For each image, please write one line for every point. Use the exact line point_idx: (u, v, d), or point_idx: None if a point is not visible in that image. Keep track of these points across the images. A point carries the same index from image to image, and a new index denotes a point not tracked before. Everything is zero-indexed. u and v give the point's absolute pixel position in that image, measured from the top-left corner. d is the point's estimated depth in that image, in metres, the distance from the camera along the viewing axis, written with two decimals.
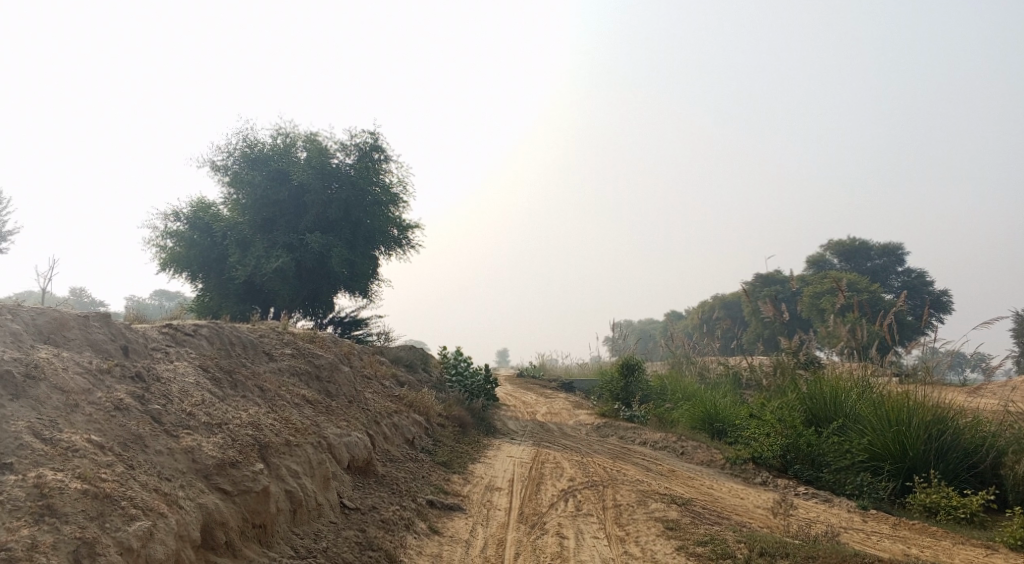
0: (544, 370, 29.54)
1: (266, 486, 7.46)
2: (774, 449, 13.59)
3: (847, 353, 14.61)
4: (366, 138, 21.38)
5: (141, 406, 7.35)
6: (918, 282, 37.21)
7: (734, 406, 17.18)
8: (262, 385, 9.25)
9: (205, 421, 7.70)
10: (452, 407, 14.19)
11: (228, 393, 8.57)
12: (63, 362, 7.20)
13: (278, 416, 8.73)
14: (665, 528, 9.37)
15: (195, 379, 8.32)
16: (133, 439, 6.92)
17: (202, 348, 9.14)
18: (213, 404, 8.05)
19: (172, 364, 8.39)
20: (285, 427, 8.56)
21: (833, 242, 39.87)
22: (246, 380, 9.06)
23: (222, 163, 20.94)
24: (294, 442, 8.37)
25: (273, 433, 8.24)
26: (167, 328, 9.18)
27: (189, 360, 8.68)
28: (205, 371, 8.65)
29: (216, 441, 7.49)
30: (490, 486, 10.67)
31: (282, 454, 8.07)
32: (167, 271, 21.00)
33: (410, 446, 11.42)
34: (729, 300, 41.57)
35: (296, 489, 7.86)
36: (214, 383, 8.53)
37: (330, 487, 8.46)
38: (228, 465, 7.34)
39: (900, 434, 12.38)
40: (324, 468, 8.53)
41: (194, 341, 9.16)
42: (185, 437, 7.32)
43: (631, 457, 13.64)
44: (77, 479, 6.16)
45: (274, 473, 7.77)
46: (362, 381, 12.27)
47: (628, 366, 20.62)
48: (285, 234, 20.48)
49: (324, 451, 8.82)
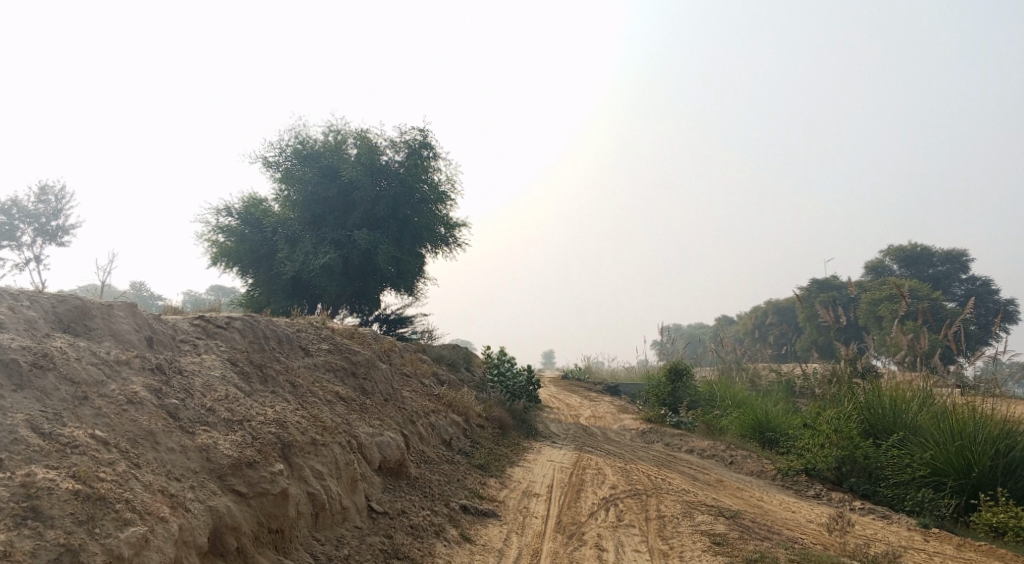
0: (591, 373, 29.10)
1: (285, 488, 7.28)
2: (829, 461, 13.01)
3: (908, 363, 13.92)
4: (415, 135, 21.25)
5: (157, 400, 7.23)
6: (984, 290, 35.79)
7: (786, 414, 16.56)
8: (293, 380, 9.13)
9: (225, 417, 7.56)
10: (492, 407, 13.93)
11: (256, 388, 8.44)
12: (77, 352, 7.12)
13: (307, 414, 8.56)
14: (711, 543, 8.93)
15: (221, 373, 8.21)
16: (143, 435, 6.79)
17: (233, 341, 9.03)
18: (237, 400, 7.92)
19: (199, 358, 8.30)
20: (314, 426, 8.39)
21: (893, 247, 38.54)
22: (276, 376, 8.95)
23: (274, 159, 21.05)
24: (320, 441, 8.18)
25: (298, 431, 8.06)
26: (199, 319, 9.12)
27: (218, 353, 8.58)
28: (233, 365, 8.54)
29: (233, 439, 7.33)
30: (527, 492, 10.37)
31: (305, 454, 7.89)
32: (217, 265, 21.19)
33: (447, 447, 11.19)
34: (783, 305, 40.57)
35: (319, 491, 7.68)
36: (242, 378, 8.41)
37: (357, 490, 8.26)
38: (244, 465, 7.17)
39: (964, 448, 11.68)
40: (351, 469, 8.34)
41: (226, 334, 9.07)
42: (201, 434, 7.18)
43: (677, 465, 13.20)
44: (69, 479, 6.00)
45: (296, 474, 7.60)
46: (401, 379, 12.10)
47: (677, 371, 20.12)
48: (333, 231, 20.52)
49: (352, 452, 8.63)
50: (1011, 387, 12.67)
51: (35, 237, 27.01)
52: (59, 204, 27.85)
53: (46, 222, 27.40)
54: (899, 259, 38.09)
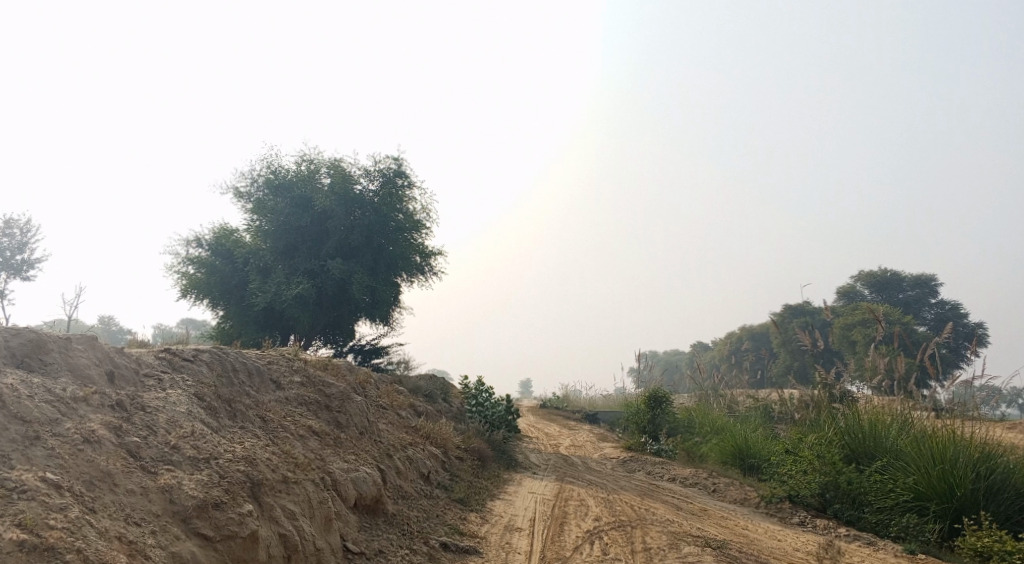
0: (568, 401, 28.85)
1: (254, 530, 6.95)
2: (812, 487, 12.87)
3: (885, 387, 13.92)
4: (389, 163, 21.12)
5: (116, 438, 6.91)
6: (952, 314, 36.18)
7: (766, 440, 16.45)
8: (264, 415, 8.84)
9: (190, 455, 7.25)
10: (471, 438, 13.64)
11: (224, 424, 8.14)
12: (30, 390, 6.80)
13: (278, 450, 8.26)
14: None
15: (187, 408, 7.90)
16: (100, 477, 6.47)
17: (201, 375, 8.73)
18: (205, 437, 7.60)
19: (164, 393, 7.98)
20: (285, 463, 8.09)
21: (864, 273, 38.98)
22: (246, 411, 8.66)
23: (246, 190, 20.77)
24: (292, 479, 7.88)
25: (269, 469, 7.76)
26: (165, 352, 8.81)
27: (184, 388, 8.27)
28: (200, 400, 8.23)
29: (199, 479, 7.02)
30: (509, 526, 10.09)
31: (276, 493, 7.58)
32: (188, 297, 20.76)
33: (425, 481, 10.90)
34: (758, 331, 40.73)
35: (291, 532, 7.36)
36: (209, 414, 8.10)
37: (332, 530, 7.95)
38: (211, 506, 6.86)
39: (946, 471, 11.60)
40: (325, 508, 8.03)
41: (193, 367, 8.76)
42: (164, 474, 6.87)
43: (660, 494, 13.00)
44: (15, 528, 5.65)
45: (266, 515, 7.28)
46: (376, 411, 11.81)
47: (656, 399, 19.94)
48: (306, 261, 20.23)
49: (326, 489, 8.33)
50: (989, 410, 12.65)
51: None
52: (25, 237, 27.28)
53: (12, 256, 26.81)
54: (871, 284, 38.48)
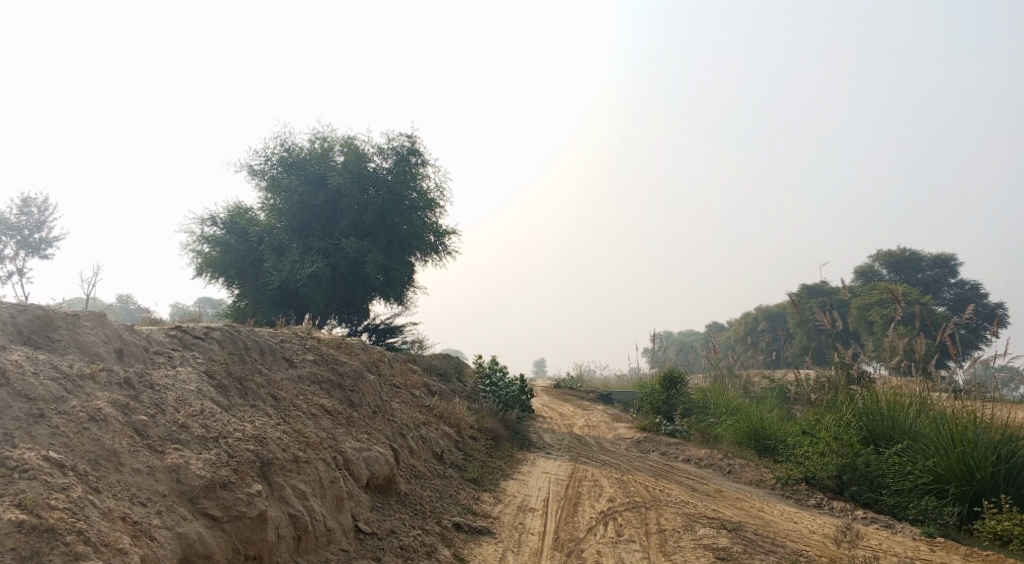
0: (583, 381, 28.77)
1: (263, 511, 6.93)
2: (829, 469, 12.75)
3: (904, 368, 13.76)
4: (403, 141, 20.98)
5: (123, 417, 6.89)
6: (972, 294, 35.82)
7: (781, 421, 16.32)
8: (275, 394, 8.82)
9: (199, 434, 7.22)
10: (484, 418, 13.60)
11: (234, 402, 8.12)
12: (36, 367, 6.79)
13: (289, 429, 8.24)
14: (716, 558, 8.64)
15: (197, 387, 7.88)
16: (106, 456, 6.46)
17: (211, 352, 8.71)
18: (214, 416, 7.58)
19: (174, 370, 7.97)
20: (296, 442, 8.06)
21: (882, 252, 38.55)
22: (257, 389, 8.64)
23: (260, 168, 20.72)
24: (302, 459, 7.85)
25: (279, 449, 7.74)
26: (176, 329, 8.79)
27: (194, 366, 8.24)
28: (210, 378, 8.21)
29: (207, 459, 6.99)
30: (523, 506, 10.06)
31: (286, 473, 7.55)
32: (202, 275, 20.78)
33: (438, 461, 10.87)
34: (773, 312, 40.48)
35: (301, 513, 7.34)
36: (219, 392, 8.09)
37: (343, 510, 7.93)
38: (218, 486, 6.83)
39: (966, 454, 11.44)
40: (336, 488, 8.01)
41: (203, 345, 8.74)
42: (171, 453, 6.85)
43: (674, 475, 12.92)
44: (16, 508, 5.64)
45: (276, 495, 7.26)
46: (390, 390, 11.78)
47: (671, 379, 19.82)
48: (320, 239, 20.20)
49: (338, 469, 8.30)
50: (1008, 391, 12.46)
51: (18, 250, 26.56)
52: (42, 215, 27.42)
53: (30, 234, 26.96)
54: (889, 264, 38.06)
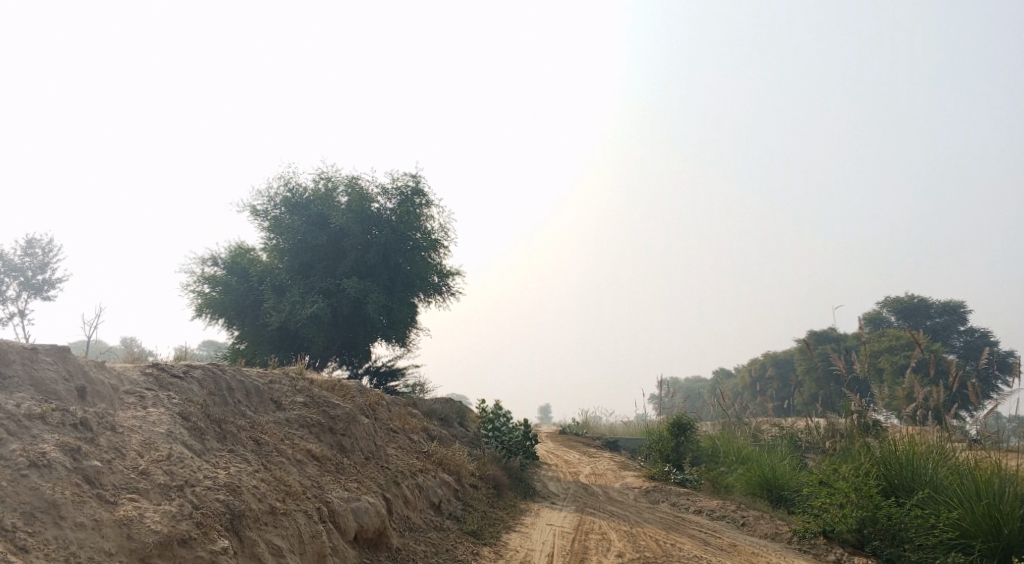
0: (589, 427, 28.13)
1: None
2: (849, 522, 12.13)
3: (918, 416, 13.14)
4: (407, 182, 20.75)
5: (72, 462, 6.42)
6: (982, 342, 35.10)
7: (794, 471, 15.72)
8: (257, 438, 8.39)
9: (161, 482, 6.76)
10: (486, 465, 13.06)
11: (210, 447, 7.68)
12: None
13: (269, 477, 7.77)
14: None
15: (167, 429, 7.47)
16: (44, 509, 5.94)
17: (189, 393, 8.33)
18: (182, 461, 7.13)
19: (144, 412, 7.57)
20: (275, 491, 7.59)
21: (891, 299, 38.12)
22: (238, 433, 8.21)
23: (263, 208, 20.48)
24: (280, 510, 7.37)
25: (255, 499, 7.26)
26: (153, 368, 8.42)
27: (168, 407, 7.84)
28: (184, 420, 7.79)
29: (166, 511, 6.49)
30: (525, 562, 9.48)
31: (260, 526, 7.05)
32: (202, 316, 20.38)
33: (435, 511, 10.34)
34: (781, 358, 39.99)
35: None
36: (193, 435, 7.65)
37: None
38: (176, 543, 6.30)
39: (992, 507, 10.87)
40: (318, 543, 7.48)
41: (181, 384, 8.36)
42: (125, 505, 6.36)
43: (687, 528, 12.32)
44: None
45: (246, 552, 6.74)
46: (386, 435, 11.29)
47: (680, 426, 19.19)
48: (321, 280, 19.86)
49: (322, 521, 7.81)
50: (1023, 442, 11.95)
51: (20, 291, 26.26)
52: (46, 257, 27.16)
53: (32, 275, 26.68)
54: (898, 311, 37.63)
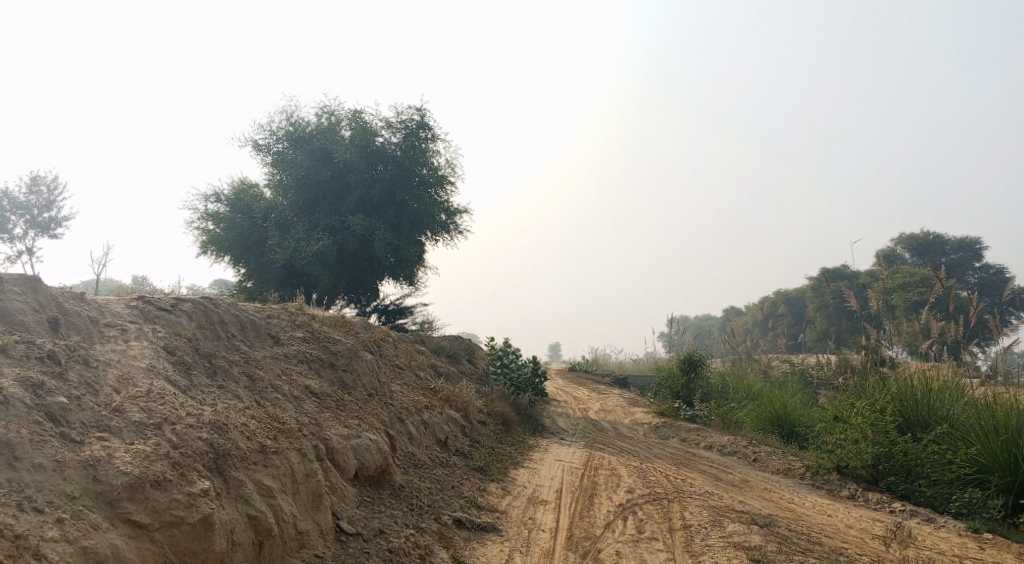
0: (598, 365, 28.06)
1: (207, 514, 6.18)
2: (864, 458, 11.90)
3: (932, 353, 12.92)
4: (412, 115, 20.19)
5: (35, 399, 6.19)
6: (997, 278, 34.57)
7: (806, 407, 15.54)
8: (252, 373, 8.19)
9: (136, 420, 6.54)
10: (494, 402, 12.90)
11: (197, 382, 7.48)
12: None
13: (262, 414, 7.59)
14: (750, 560, 7.85)
15: (148, 363, 7.25)
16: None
17: (177, 327, 8.12)
18: (163, 397, 6.91)
19: (126, 346, 7.35)
20: (268, 429, 7.41)
21: (905, 236, 37.52)
22: (230, 367, 8.02)
23: (265, 143, 20.03)
24: (271, 449, 7.18)
25: (244, 438, 7.08)
26: (138, 301, 8.21)
27: (152, 340, 7.63)
28: (169, 354, 7.59)
29: (138, 451, 6.26)
30: (534, 499, 9.34)
31: (248, 466, 6.87)
32: (207, 253, 20.12)
33: (442, 448, 10.19)
34: (792, 296, 39.66)
35: (264, 514, 6.62)
36: (179, 370, 7.45)
37: (321, 507, 7.24)
38: (148, 485, 6.08)
39: (1010, 442, 10.62)
40: (312, 482, 7.30)
41: (169, 318, 8.16)
42: (92, 445, 6.14)
43: (697, 463, 12.18)
44: None
45: (232, 494, 6.56)
46: (391, 372, 11.10)
47: (691, 363, 18.87)
48: (327, 217, 19.52)
49: (318, 460, 7.64)
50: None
51: (27, 230, 26.05)
52: (52, 195, 26.88)
53: (38, 214, 26.43)
54: (912, 247, 37.11)
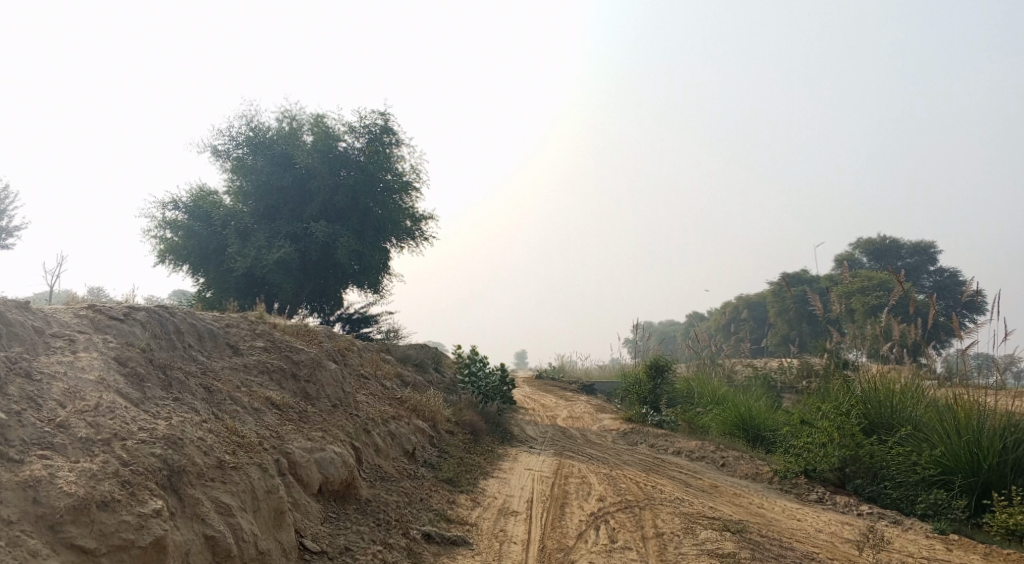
0: (565, 372, 28.00)
1: (160, 536, 5.91)
2: (831, 461, 11.95)
3: (892, 356, 12.98)
4: (376, 119, 19.95)
5: None
6: (951, 281, 35.28)
7: (771, 411, 15.61)
8: (209, 385, 7.92)
9: (82, 436, 6.25)
10: (462, 411, 12.71)
11: (151, 395, 7.20)
12: None
13: (220, 427, 7.33)
14: None
15: (97, 376, 6.96)
16: None
17: (130, 336, 7.83)
18: (113, 412, 6.62)
19: (74, 357, 7.05)
20: (226, 443, 7.16)
21: (863, 241, 38.12)
22: (186, 379, 7.75)
23: (225, 148, 19.64)
24: (229, 464, 6.93)
25: (201, 453, 6.82)
26: (88, 310, 7.90)
27: (102, 351, 7.33)
28: (121, 365, 7.29)
29: (84, 470, 5.97)
30: (504, 510, 9.18)
31: (205, 483, 6.61)
32: (165, 262, 19.62)
33: (409, 459, 9.98)
34: (754, 301, 40.05)
35: (223, 534, 6.36)
36: (131, 382, 7.16)
37: (284, 525, 7.00)
38: (94, 507, 5.79)
39: (973, 443, 10.74)
40: (274, 499, 7.06)
41: (121, 328, 7.86)
42: (33, 464, 5.83)
43: (666, 469, 12.12)
44: None
45: (188, 513, 6.30)
46: (356, 381, 10.87)
47: (658, 368, 18.85)
48: (289, 224, 19.18)
49: (280, 475, 7.40)
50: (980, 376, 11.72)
51: None
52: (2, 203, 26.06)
53: None
54: (869, 252, 37.70)
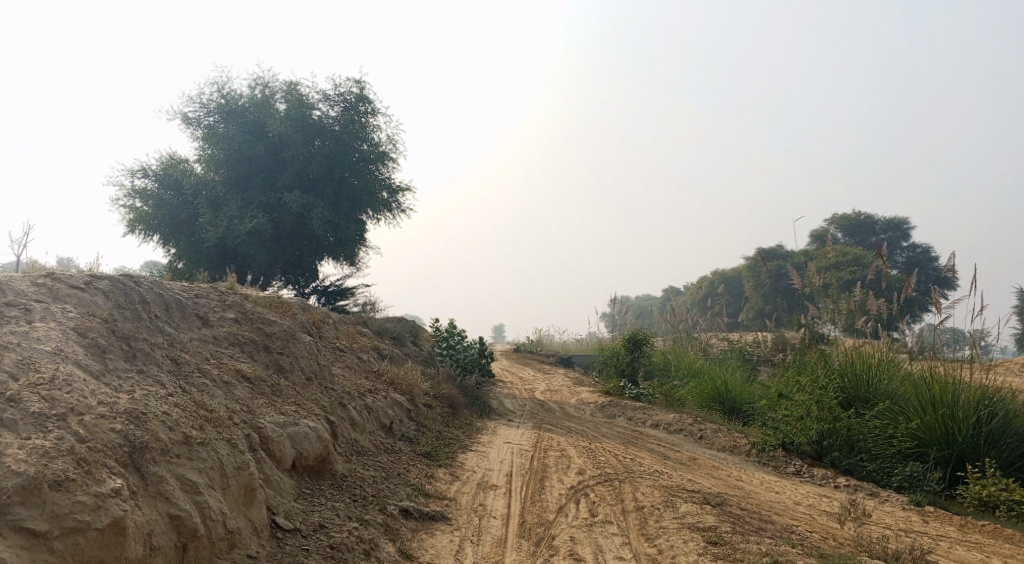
0: (542, 345, 27.96)
1: (119, 516, 5.71)
2: (809, 434, 11.97)
3: (867, 330, 12.95)
4: (351, 87, 19.53)
5: None
6: (923, 257, 35.61)
7: (747, 385, 15.65)
8: (176, 357, 7.70)
9: (35, 411, 5.98)
10: (440, 384, 12.57)
11: (113, 368, 6.97)
12: None
13: (187, 401, 7.12)
14: (706, 542, 7.70)
15: (54, 347, 6.70)
16: None
17: (91, 306, 7.56)
18: (69, 385, 6.37)
19: (29, 328, 6.77)
20: (194, 418, 6.95)
21: (837, 216, 38.32)
22: (152, 351, 7.52)
23: (195, 115, 19.14)
24: (196, 440, 6.73)
25: (167, 429, 6.61)
26: (46, 279, 7.60)
27: (60, 322, 7.07)
28: (81, 336, 7.04)
29: (35, 447, 5.72)
30: (483, 484, 9.08)
31: (169, 460, 6.42)
32: (135, 232, 19.16)
33: (386, 433, 9.84)
34: (729, 276, 40.21)
35: (189, 513, 6.18)
36: (92, 354, 6.91)
37: (254, 503, 6.83)
38: (46, 487, 5.55)
39: (948, 416, 10.80)
40: (245, 476, 6.88)
41: (82, 297, 7.59)
42: None
43: (645, 442, 12.09)
44: None
45: (151, 492, 6.11)
46: (331, 354, 10.67)
47: (635, 341, 18.81)
48: (262, 193, 18.80)
49: (251, 451, 7.21)
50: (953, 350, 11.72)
51: None
52: None
53: None
54: (843, 227, 37.90)
